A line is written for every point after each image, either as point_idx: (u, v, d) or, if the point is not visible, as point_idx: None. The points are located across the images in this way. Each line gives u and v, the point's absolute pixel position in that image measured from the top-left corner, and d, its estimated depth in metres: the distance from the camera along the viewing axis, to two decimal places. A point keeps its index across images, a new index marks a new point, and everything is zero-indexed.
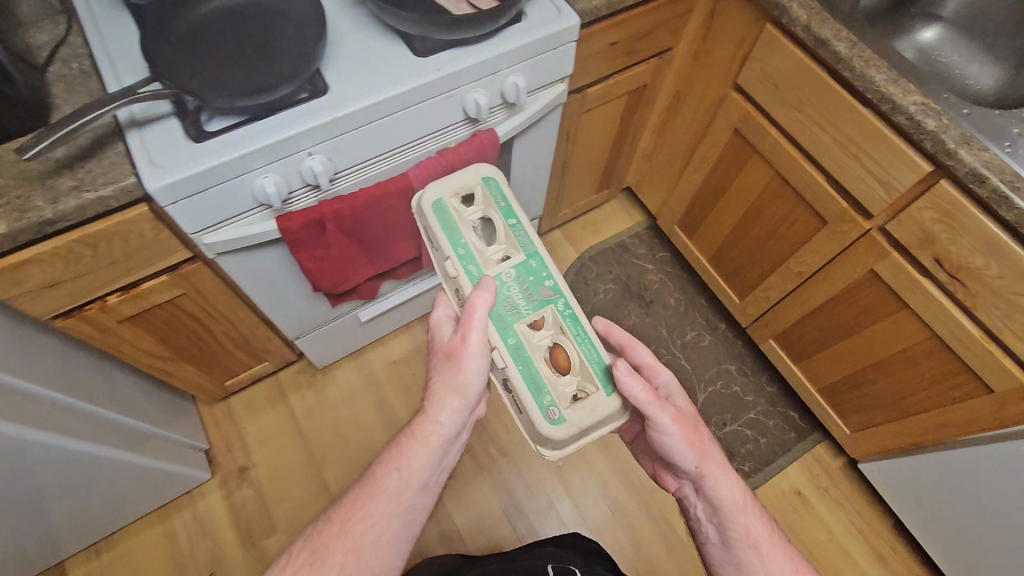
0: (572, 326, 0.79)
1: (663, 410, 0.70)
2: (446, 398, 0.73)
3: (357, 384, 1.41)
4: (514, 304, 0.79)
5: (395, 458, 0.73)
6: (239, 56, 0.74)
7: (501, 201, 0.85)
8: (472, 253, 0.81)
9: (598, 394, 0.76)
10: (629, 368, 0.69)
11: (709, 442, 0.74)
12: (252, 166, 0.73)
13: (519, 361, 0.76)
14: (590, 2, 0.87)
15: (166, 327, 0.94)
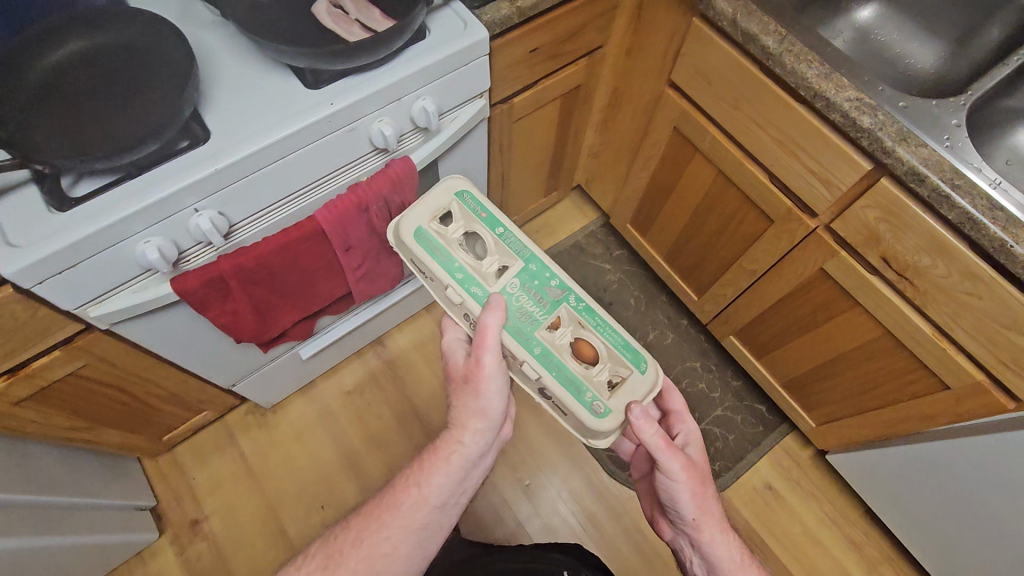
0: (589, 316, 0.76)
1: (675, 458, 0.71)
2: (468, 421, 0.74)
3: (310, 420, 1.35)
4: (528, 313, 0.75)
5: (418, 475, 0.73)
6: (101, 109, 0.66)
7: (482, 212, 0.80)
8: (471, 274, 0.77)
9: (634, 376, 0.75)
10: (644, 410, 0.70)
11: (713, 501, 0.75)
12: (129, 232, 0.66)
13: (551, 370, 0.73)
14: (499, 11, 0.79)
15: (74, 397, 0.87)
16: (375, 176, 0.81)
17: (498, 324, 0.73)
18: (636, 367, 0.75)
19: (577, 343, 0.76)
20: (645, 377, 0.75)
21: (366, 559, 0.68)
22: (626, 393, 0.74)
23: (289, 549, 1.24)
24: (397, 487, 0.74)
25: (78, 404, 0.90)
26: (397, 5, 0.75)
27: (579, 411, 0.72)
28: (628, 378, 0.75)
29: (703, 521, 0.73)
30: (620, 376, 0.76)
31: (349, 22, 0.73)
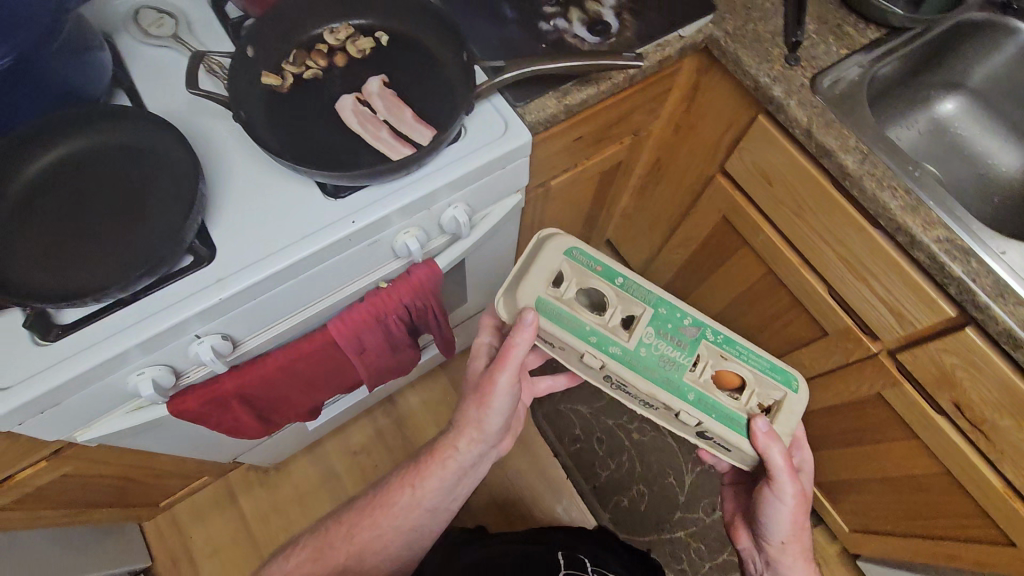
0: (731, 346, 0.68)
1: (791, 481, 0.67)
2: (465, 429, 0.72)
3: (314, 480, 1.29)
4: (672, 359, 0.66)
5: (411, 478, 0.76)
6: (96, 227, 0.59)
7: (596, 265, 0.69)
8: (604, 334, 0.67)
9: (789, 396, 0.68)
10: (770, 430, 0.64)
11: (808, 530, 0.72)
12: (123, 365, 0.59)
13: (710, 413, 0.66)
14: (544, 109, 0.71)
15: (64, 491, 0.82)
16: (396, 282, 0.74)
17: (525, 346, 0.65)
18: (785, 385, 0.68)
19: (722, 373, 0.68)
20: (797, 398, 0.68)
21: (352, 556, 0.73)
22: (782, 420, 0.67)
23: None
24: (392, 490, 0.76)
25: (66, 496, 0.84)
26: (432, 106, 0.67)
27: (749, 442, 0.65)
28: (783, 401, 0.67)
29: (789, 542, 0.71)
30: (771, 397, 0.69)
31: (377, 125, 0.65)
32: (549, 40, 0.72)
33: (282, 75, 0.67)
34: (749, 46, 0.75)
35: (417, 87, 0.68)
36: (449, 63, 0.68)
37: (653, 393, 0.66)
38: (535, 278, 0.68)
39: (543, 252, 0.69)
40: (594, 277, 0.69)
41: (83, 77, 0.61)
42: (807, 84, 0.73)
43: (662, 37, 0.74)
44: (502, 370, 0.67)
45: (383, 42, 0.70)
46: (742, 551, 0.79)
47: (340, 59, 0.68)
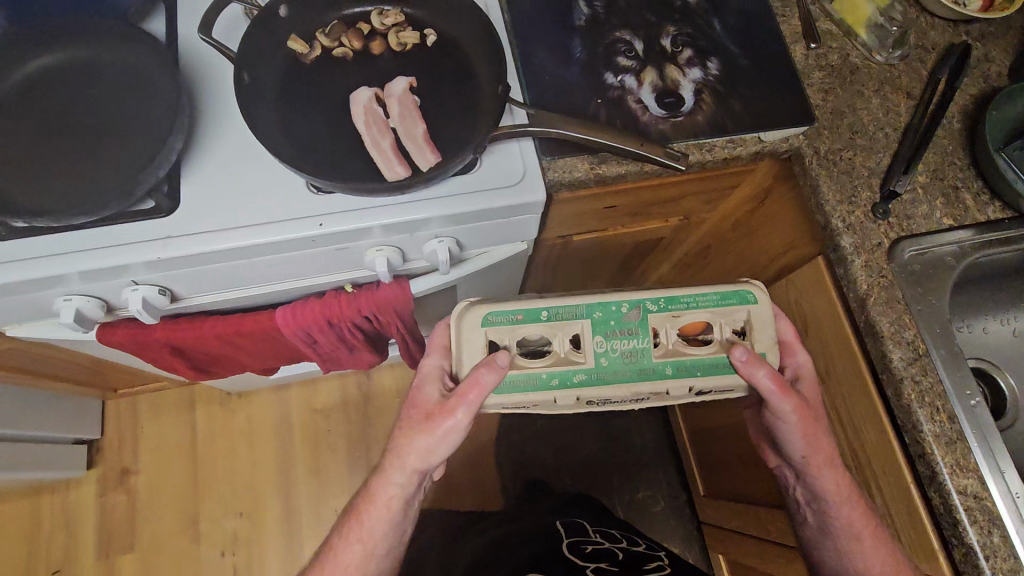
0: (676, 302, 0.57)
1: (780, 395, 0.53)
2: (404, 460, 0.60)
3: (267, 420, 1.30)
4: (633, 350, 0.56)
5: (349, 527, 0.65)
6: (69, 144, 0.57)
7: (518, 313, 0.55)
8: (560, 368, 0.55)
9: (753, 311, 0.56)
10: (751, 356, 0.53)
11: (827, 434, 0.57)
12: (52, 287, 0.58)
13: (694, 373, 0.56)
14: (572, 172, 0.62)
15: (9, 361, 0.84)
16: (359, 293, 0.69)
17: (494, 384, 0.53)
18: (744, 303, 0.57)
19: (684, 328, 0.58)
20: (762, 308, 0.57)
21: None
22: (757, 338, 0.56)
23: (194, 541, 1.22)
24: (339, 552, 0.65)
25: (17, 363, 0.87)
26: (448, 130, 0.60)
27: (734, 377, 0.55)
28: (752, 319, 0.56)
29: (812, 457, 0.57)
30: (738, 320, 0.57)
31: (383, 131, 0.59)
32: (607, 97, 0.64)
33: (311, 45, 0.62)
34: (835, 178, 0.63)
35: (443, 104, 0.61)
36: (486, 90, 0.61)
37: (636, 391, 0.55)
38: (474, 348, 0.56)
39: (461, 331, 0.56)
40: (527, 326, 0.56)
41: None
42: (884, 247, 0.61)
43: (737, 133, 0.63)
44: (458, 400, 0.54)
45: (428, 42, 0.63)
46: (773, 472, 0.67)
47: (375, 46, 0.62)
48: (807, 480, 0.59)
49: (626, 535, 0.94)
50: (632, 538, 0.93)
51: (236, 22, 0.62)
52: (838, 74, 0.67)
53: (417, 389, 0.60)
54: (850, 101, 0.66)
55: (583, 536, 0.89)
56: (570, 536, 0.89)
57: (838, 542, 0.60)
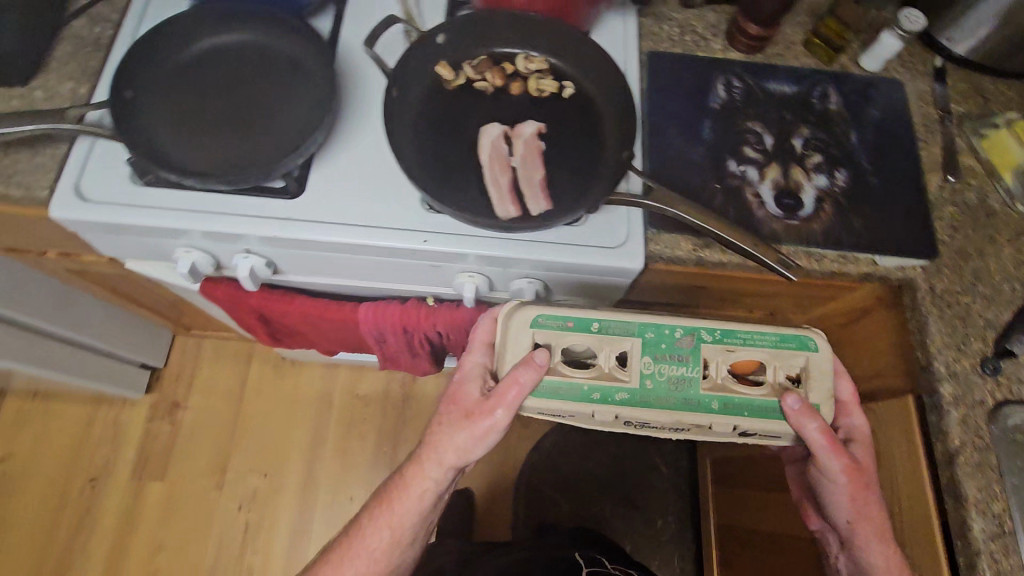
0: (734, 336, 0.56)
1: (830, 455, 0.54)
2: (440, 455, 0.60)
3: (311, 392, 1.35)
4: (681, 378, 0.55)
5: (380, 509, 0.67)
6: (228, 115, 0.63)
7: (570, 320, 0.55)
8: (602, 382, 0.55)
9: (814, 359, 0.55)
10: (803, 406, 0.53)
11: (878, 504, 0.57)
12: (179, 238, 0.64)
13: (742, 412, 0.54)
14: (674, 249, 0.63)
15: (115, 284, 0.92)
16: (440, 308, 0.71)
17: (534, 384, 0.54)
18: (804, 349, 0.56)
19: (736, 363, 0.57)
20: (822, 358, 0.55)
21: None
22: (814, 389, 0.55)
23: (216, 488, 1.27)
24: (368, 532, 0.67)
25: (119, 287, 0.96)
26: (564, 180, 0.62)
27: (782, 424, 0.54)
28: (810, 367, 0.55)
29: (858, 525, 0.57)
30: (795, 367, 0.56)
31: (503, 168, 0.62)
32: (725, 183, 0.64)
33: (457, 73, 0.66)
34: (947, 320, 0.60)
35: (564, 155, 0.64)
36: (610, 152, 0.63)
37: (678, 421, 0.55)
38: (515, 346, 0.56)
39: (508, 327, 0.56)
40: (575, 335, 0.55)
41: None
42: (986, 406, 0.57)
43: (852, 250, 0.62)
44: (498, 400, 0.54)
45: (564, 94, 0.66)
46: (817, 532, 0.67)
47: (514, 86, 0.66)
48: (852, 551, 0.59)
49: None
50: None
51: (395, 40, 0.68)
52: (971, 214, 0.65)
53: (458, 384, 0.59)
54: (980, 245, 0.63)
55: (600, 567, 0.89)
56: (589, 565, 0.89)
57: None
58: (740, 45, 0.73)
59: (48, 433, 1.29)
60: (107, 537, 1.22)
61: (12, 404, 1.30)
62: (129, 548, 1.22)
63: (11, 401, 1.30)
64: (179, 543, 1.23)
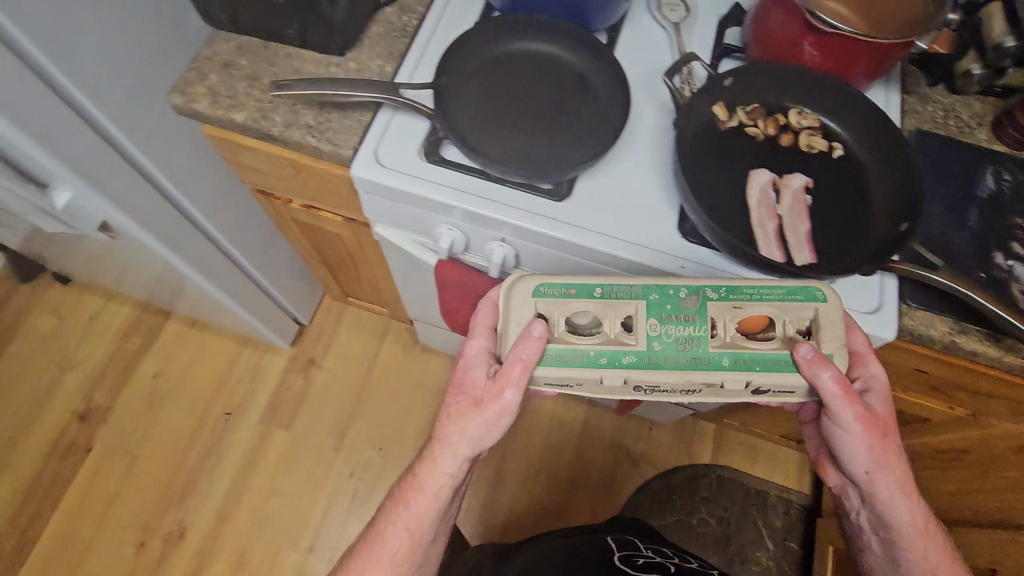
0: (738, 293, 0.55)
1: (850, 409, 0.53)
2: (454, 442, 0.60)
3: (436, 381, 1.41)
4: (689, 338, 0.54)
5: (393, 512, 0.67)
6: (519, 114, 0.68)
7: (571, 286, 0.56)
8: (606, 347, 0.55)
9: (823, 309, 0.53)
10: (817, 355, 0.52)
11: (895, 453, 0.58)
12: (447, 215, 0.69)
13: (753, 368, 0.53)
14: (928, 328, 0.63)
15: (326, 241, 1.00)
16: None
17: (540, 348, 0.54)
18: (811, 300, 0.54)
19: (745, 322, 0.56)
20: (829, 308, 0.54)
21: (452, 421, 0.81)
22: (827, 339, 0.53)
23: (333, 451, 1.34)
24: (388, 535, 0.66)
25: (324, 245, 1.04)
26: (830, 238, 0.63)
27: (796, 377, 0.53)
28: (819, 318, 0.54)
29: (877, 476, 0.59)
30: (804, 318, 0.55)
31: (770, 214, 0.64)
32: (990, 275, 0.64)
33: (732, 115, 0.69)
34: None
35: (831, 214, 0.65)
36: (879, 220, 0.64)
37: (689, 380, 0.53)
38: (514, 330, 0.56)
39: (510, 300, 0.56)
40: (579, 296, 0.56)
41: (596, 13, 0.71)
42: None
43: None
44: (508, 383, 0.55)
45: (833, 155, 0.68)
46: (835, 489, 0.69)
47: (786, 138, 0.68)
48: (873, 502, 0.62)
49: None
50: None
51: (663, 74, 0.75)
52: None
53: (465, 370, 0.60)
54: None
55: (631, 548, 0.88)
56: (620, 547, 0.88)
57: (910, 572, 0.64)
58: (1007, 138, 0.71)
59: (198, 361, 1.39)
60: (231, 471, 1.31)
61: (172, 327, 1.41)
62: (247, 485, 1.30)
63: (173, 324, 1.41)
64: (293, 494, 1.30)
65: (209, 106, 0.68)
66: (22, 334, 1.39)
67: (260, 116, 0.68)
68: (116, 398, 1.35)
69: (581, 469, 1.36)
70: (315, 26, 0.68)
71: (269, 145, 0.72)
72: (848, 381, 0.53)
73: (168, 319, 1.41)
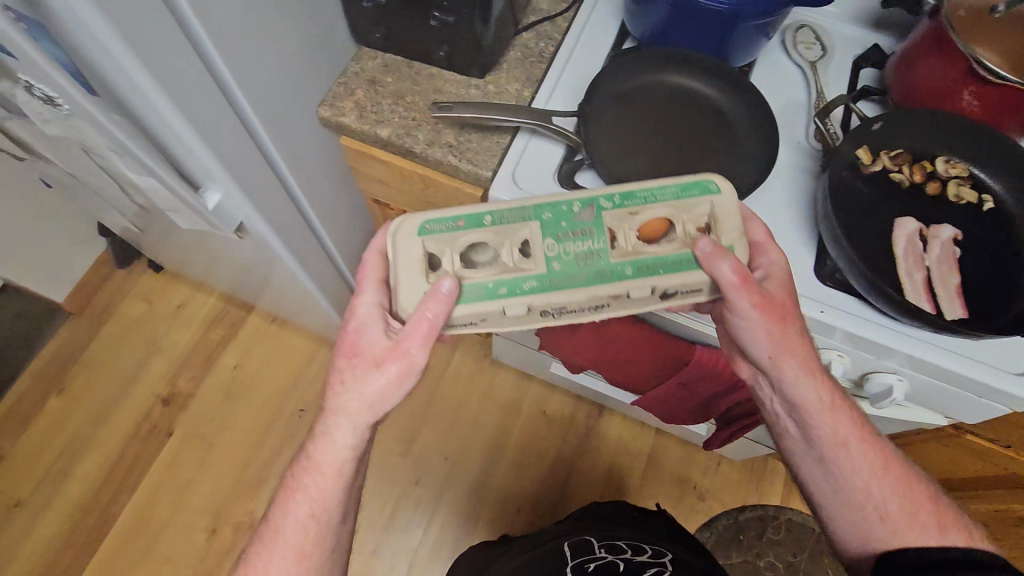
0: (633, 199, 0.53)
1: (746, 298, 0.53)
2: (347, 411, 0.54)
3: (504, 395, 1.41)
4: (589, 252, 0.52)
5: (285, 497, 0.59)
6: (656, 146, 0.69)
7: (456, 220, 0.53)
8: (504, 275, 0.52)
9: (717, 202, 0.53)
10: (716, 247, 0.50)
11: (796, 334, 0.58)
12: None
13: (656, 272, 0.52)
14: None
15: None
16: None
17: (451, 296, 0.50)
18: (707, 194, 0.53)
19: (644, 229, 0.54)
20: (725, 197, 0.54)
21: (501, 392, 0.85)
22: (724, 230, 0.53)
23: (400, 456, 1.35)
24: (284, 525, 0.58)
25: None
26: (982, 294, 0.61)
27: (697, 273, 0.52)
28: (716, 211, 0.53)
29: (783, 359, 0.58)
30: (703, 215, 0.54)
31: (917, 264, 0.62)
32: None
33: (875, 158, 0.68)
34: None
35: (982, 268, 0.63)
36: None
37: (595, 296, 0.52)
38: (413, 294, 0.52)
39: (396, 244, 0.53)
40: (467, 229, 0.53)
41: (738, 46, 0.70)
42: None
43: None
44: (415, 341, 0.51)
45: (983, 207, 0.66)
46: (750, 382, 0.68)
47: (932, 187, 0.66)
48: (785, 390, 0.61)
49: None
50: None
51: (797, 111, 0.75)
52: None
53: (357, 333, 0.54)
54: None
55: (584, 553, 0.85)
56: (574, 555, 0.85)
57: (827, 452, 0.63)
58: None
59: (275, 356, 1.43)
60: None
61: (253, 320, 1.46)
62: None
63: (254, 318, 1.45)
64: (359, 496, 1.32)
65: (356, 120, 0.72)
66: (114, 316, 1.44)
67: (405, 133, 0.71)
68: (197, 386, 1.39)
69: (645, 498, 1.34)
70: (464, 49, 0.70)
71: (407, 161, 0.74)
72: (746, 269, 0.52)
73: (250, 312, 1.46)
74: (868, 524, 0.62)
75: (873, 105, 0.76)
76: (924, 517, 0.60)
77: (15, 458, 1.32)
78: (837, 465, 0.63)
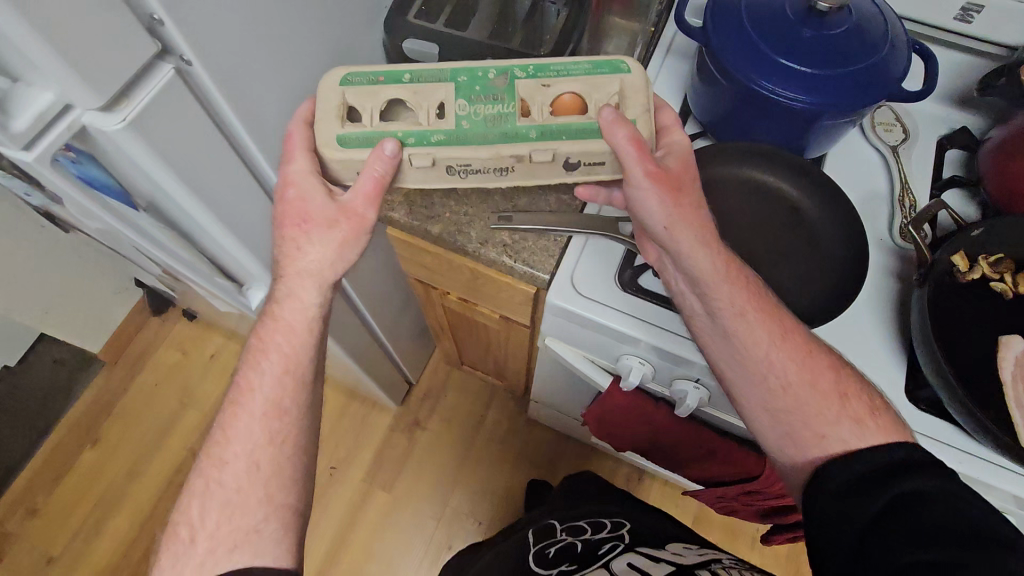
0: (548, 71, 0.53)
1: (640, 169, 0.51)
2: (297, 275, 0.52)
3: (540, 454, 1.36)
4: (499, 116, 0.52)
5: (255, 357, 0.54)
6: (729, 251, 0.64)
7: (377, 76, 0.52)
8: (416, 130, 0.51)
9: (626, 79, 0.53)
10: (618, 114, 0.49)
11: (689, 201, 0.55)
12: (638, 348, 0.64)
13: (560, 138, 0.51)
14: None
15: (467, 325, 0.99)
16: None
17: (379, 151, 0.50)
18: (617, 73, 0.53)
19: (556, 104, 0.53)
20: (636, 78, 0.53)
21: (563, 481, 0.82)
22: (629, 107, 0.52)
23: (433, 519, 1.31)
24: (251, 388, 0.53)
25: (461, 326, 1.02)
26: None
27: (598, 142, 0.51)
28: (624, 88, 0.52)
29: (676, 227, 0.54)
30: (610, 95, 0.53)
31: None
32: None
33: (971, 266, 0.60)
34: None
35: None
36: None
37: (497, 154, 0.51)
38: (331, 138, 0.50)
39: (320, 97, 0.51)
40: (389, 84, 0.52)
41: (815, 139, 0.65)
42: None
43: None
44: (363, 199, 0.51)
45: None
46: (657, 265, 0.61)
47: None
48: (678, 258, 0.56)
49: (638, 546, 0.73)
50: (667, 557, 0.70)
51: (879, 202, 0.69)
52: None
53: (301, 200, 0.51)
54: None
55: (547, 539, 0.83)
56: (538, 542, 0.83)
57: (725, 326, 0.56)
58: None
59: None
60: (335, 527, 1.30)
61: None
62: (348, 545, 1.29)
63: None
64: (390, 560, 1.27)
65: (406, 215, 0.67)
66: (147, 368, 1.44)
67: (456, 230, 0.66)
68: None
69: None
70: None
71: (457, 256, 0.70)
72: (644, 140, 0.51)
73: None
74: (771, 399, 0.56)
75: (962, 194, 0.69)
76: (824, 384, 0.55)
77: (47, 513, 1.31)
78: (739, 338, 0.56)
